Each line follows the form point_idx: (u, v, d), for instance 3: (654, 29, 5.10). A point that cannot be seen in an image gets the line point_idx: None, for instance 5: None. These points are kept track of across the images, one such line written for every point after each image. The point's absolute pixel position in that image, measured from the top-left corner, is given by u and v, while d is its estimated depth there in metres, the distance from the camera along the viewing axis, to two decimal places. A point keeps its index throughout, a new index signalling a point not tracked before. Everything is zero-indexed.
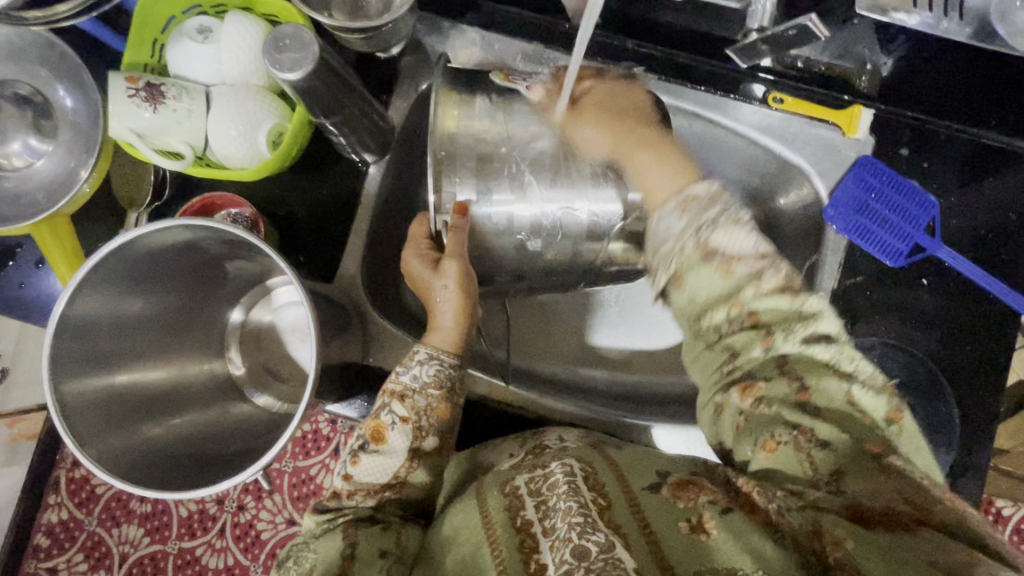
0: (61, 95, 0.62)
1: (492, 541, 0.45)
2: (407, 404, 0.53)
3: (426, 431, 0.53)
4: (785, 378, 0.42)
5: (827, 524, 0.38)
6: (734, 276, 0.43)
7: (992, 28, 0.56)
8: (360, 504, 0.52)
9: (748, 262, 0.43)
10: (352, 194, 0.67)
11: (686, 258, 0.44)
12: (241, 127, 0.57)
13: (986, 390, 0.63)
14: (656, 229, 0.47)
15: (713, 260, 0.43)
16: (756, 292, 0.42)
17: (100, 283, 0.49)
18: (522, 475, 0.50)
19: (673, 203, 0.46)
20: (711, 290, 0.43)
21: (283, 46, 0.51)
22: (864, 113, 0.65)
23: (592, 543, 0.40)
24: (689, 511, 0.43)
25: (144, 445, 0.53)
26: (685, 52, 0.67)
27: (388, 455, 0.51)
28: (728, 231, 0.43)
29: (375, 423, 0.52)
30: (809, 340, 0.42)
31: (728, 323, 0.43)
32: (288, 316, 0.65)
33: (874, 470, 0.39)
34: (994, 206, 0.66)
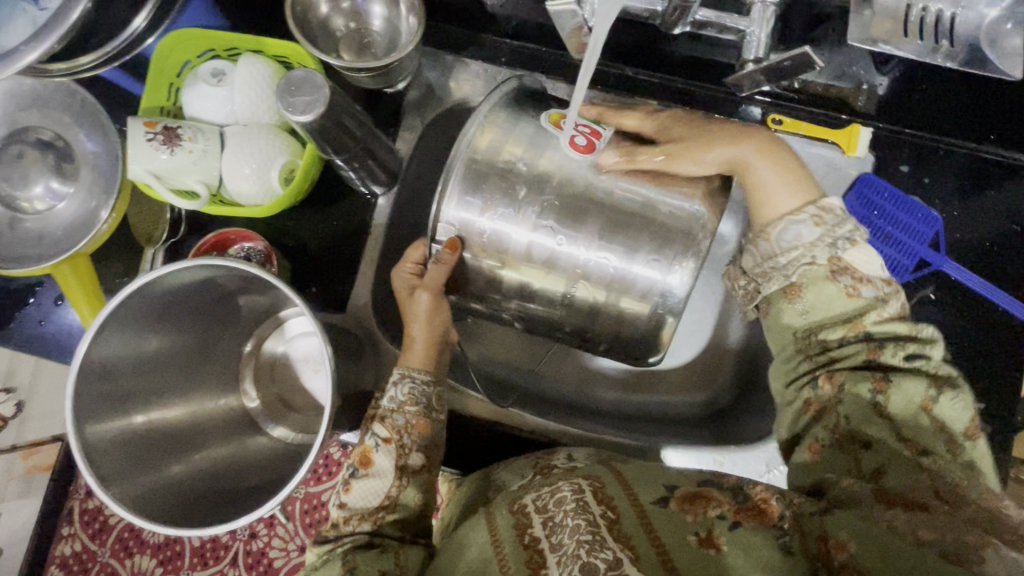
0: (81, 139, 0.64)
1: (501, 557, 0.46)
2: (387, 425, 0.55)
3: (410, 449, 0.55)
4: (869, 368, 0.47)
5: (832, 527, 0.40)
6: (860, 298, 0.49)
7: (982, 54, 0.57)
8: (356, 530, 0.52)
9: (874, 287, 0.49)
10: (361, 224, 0.68)
11: (811, 271, 0.50)
12: (254, 165, 0.59)
13: (1000, 402, 0.63)
14: (781, 236, 0.51)
15: (840, 280, 0.49)
16: (877, 318, 0.48)
17: (121, 324, 0.50)
18: (530, 493, 0.51)
19: (808, 215, 0.51)
20: (835, 305, 0.49)
21: (295, 90, 0.53)
22: (862, 132, 0.66)
23: (600, 561, 0.40)
24: (697, 525, 0.44)
25: (167, 484, 0.54)
26: (681, 78, 0.70)
27: (377, 475, 0.53)
28: (858, 250, 0.50)
29: (361, 448, 0.54)
30: (910, 357, 0.47)
31: (839, 342, 0.49)
32: (301, 347, 0.66)
33: (915, 469, 0.42)
34: (998, 219, 0.66)
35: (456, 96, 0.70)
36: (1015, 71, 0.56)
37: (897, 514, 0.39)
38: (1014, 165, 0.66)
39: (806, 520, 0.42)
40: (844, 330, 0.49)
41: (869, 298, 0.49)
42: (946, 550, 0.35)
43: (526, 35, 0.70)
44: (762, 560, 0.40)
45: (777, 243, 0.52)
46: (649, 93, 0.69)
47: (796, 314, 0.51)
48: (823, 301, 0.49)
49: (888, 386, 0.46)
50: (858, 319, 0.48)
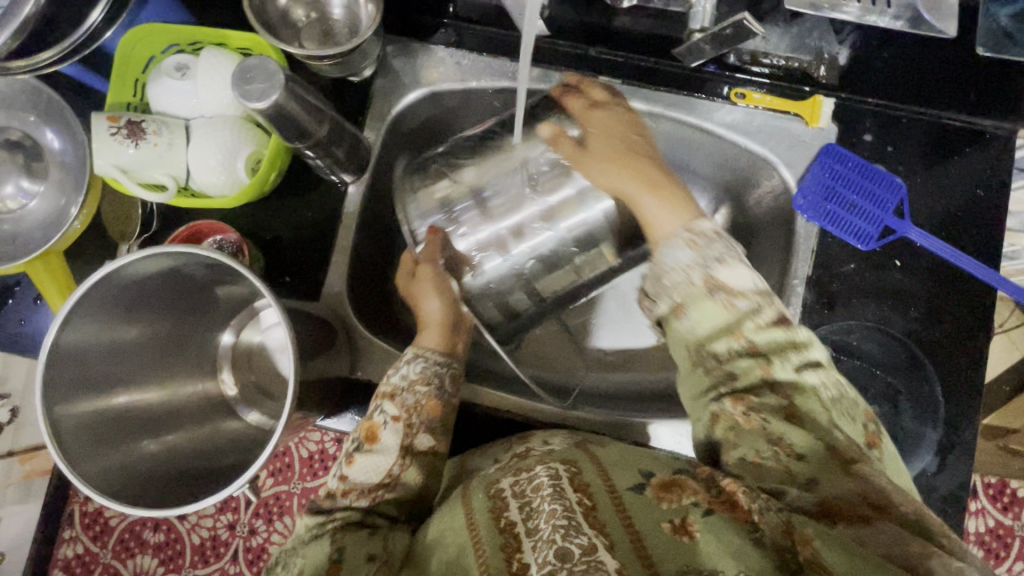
0: (50, 138, 0.65)
1: (475, 542, 0.46)
2: (397, 402, 0.57)
3: (417, 428, 0.56)
4: (775, 393, 0.48)
5: (800, 525, 0.41)
6: (736, 310, 0.51)
7: (919, 14, 0.62)
8: (354, 503, 0.53)
9: (747, 298, 0.51)
10: (332, 212, 0.69)
11: (689, 290, 0.52)
12: (220, 156, 0.60)
13: (966, 364, 0.64)
14: (662, 257, 0.54)
15: (717, 296, 0.52)
16: (754, 326, 0.50)
17: (91, 313, 0.51)
18: (507, 477, 0.51)
19: (683, 240, 0.54)
20: (704, 325, 0.52)
21: (252, 76, 0.53)
22: (824, 104, 0.67)
23: (575, 545, 0.42)
24: (672, 512, 0.44)
25: (138, 463, 0.55)
26: (644, 55, 0.70)
27: (382, 450, 0.55)
28: (729, 268, 0.52)
29: (368, 424, 0.56)
30: (800, 366, 0.49)
31: (728, 353, 0.50)
32: (276, 335, 0.67)
33: (841, 471, 0.43)
34: (963, 185, 0.67)
35: (423, 82, 0.70)
36: (950, 30, 0.62)
37: (841, 531, 0.40)
38: (978, 130, 0.67)
39: (769, 514, 0.43)
40: (729, 341, 0.51)
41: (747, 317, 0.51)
42: (894, 554, 0.37)
43: (490, 20, 0.71)
44: (730, 545, 0.42)
45: (660, 261, 0.55)
46: (614, 72, 0.70)
47: (686, 331, 0.53)
48: (708, 316, 0.51)
49: (795, 408, 0.47)
50: (737, 325, 0.50)
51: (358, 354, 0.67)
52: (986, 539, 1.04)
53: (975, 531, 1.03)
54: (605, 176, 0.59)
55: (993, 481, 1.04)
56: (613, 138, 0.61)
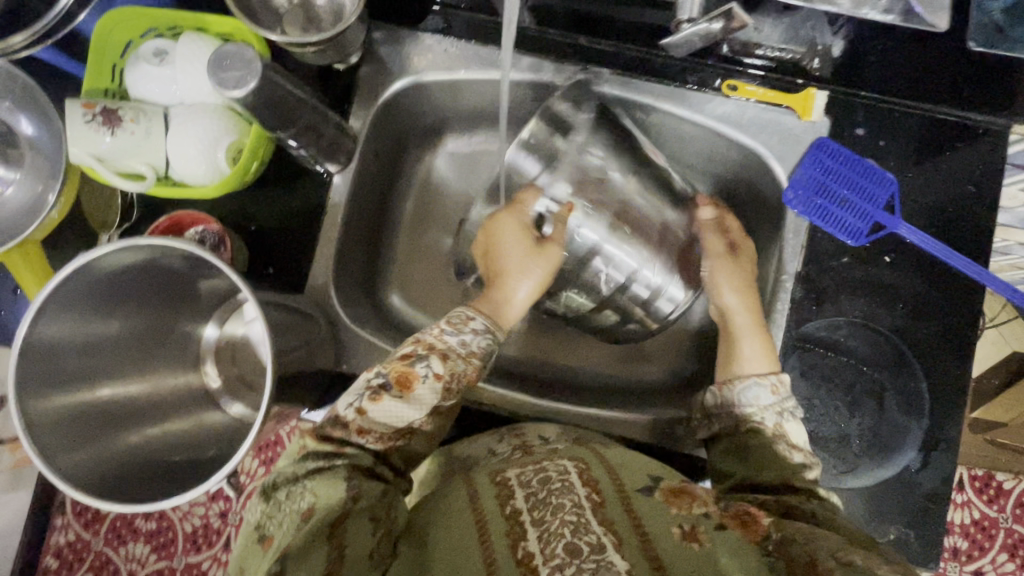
0: (23, 124, 0.64)
1: (481, 525, 0.45)
2: (447, 364, 0.54)
3: (453, 393, 0.54)
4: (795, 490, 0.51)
5: (821, 556, 0.40)
6: (793, 460, 0.54)
7: (913, 8, 0.60)
8: (368, 443, 0.52)
9: (805, 454, 0.55)
10: (318, 203, 0.68)
11: (760, 429, 0.56)
12: (200, 145, 0.59)
13: (953, 362, 0.64)
14: (743, 391, 0.58)
15: (781, 442, 0.55)
16: (802, 476, 0.52)
17: (65, 305, 0.50)
18: (512, 468, 0.51)
19: (769, 383, 0.58)
20: (772, 465, 0.54)
21: (227, 64, 0.52)
22: (817, 96, 0.66)
23: (584, 543, 0.41)
24: (681, 518, 0.44)
25: (117, 455, 0.55)
26: (637, 45, 0.69)
27: (412, 404, 0.52)
28: (797, 426, 0.56)
29: (407, 370, 0.52)
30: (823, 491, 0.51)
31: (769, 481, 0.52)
32: (258, 329, 0.65)
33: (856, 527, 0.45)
34: (954, 180, 0.66)
35: (410, 70, 0.69)
36: (943, 24, 0.60)
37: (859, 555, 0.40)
38: (972, 124, 0.66)
39: (792, 545, 0.42)
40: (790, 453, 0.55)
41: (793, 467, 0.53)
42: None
43: (479, 7, 0.70)
44: (746, 563, 0.41)
45: (738, 397, 0.58)
46: (605, 63, 0.69)
47: (737, 462, 0.55)
48: (765, 455, 0.55)
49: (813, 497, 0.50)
50: (790, 475, 0.52)
51: (343, 347, 0.66)
52: (971, 531, 1.04)
53: (961, 523, 1.04)
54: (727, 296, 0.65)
55: (980, 474, 1.05)
56: (740, 268, 0.67)
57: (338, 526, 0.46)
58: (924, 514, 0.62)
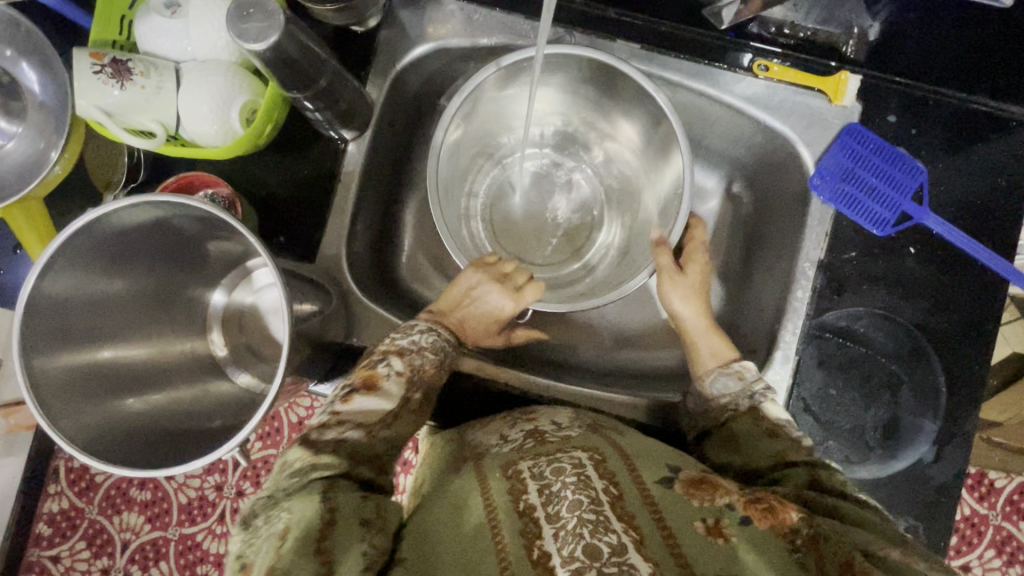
0: (27, 75, 0.61)
1: (493, 523, 0.44)
2: (404, 360, 0.55)
3: (416, 388, 0.54)
4: (801, 468, 0.50)
5: (859, 560, 0.40)
6: (781, 439, 0.53)
7: None
8: (346, 432, 0.49)
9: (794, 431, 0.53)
10: (331, 170, 0.66)
11: (746, 423, 0.55)
12: (212, 103, 0.56)
13: (972, 357, 0.63)
14: (711, 386, 0.59)
15: (768, 428, 0.54)
16: (797, 452, 0.51)
17: (71, 262, 0.48)
18: (525, 459, 0.50)
19: (730, 370, 0.59)
20: (759, 451, 0.53)
21: (249, 14, 0.49)
22: (850, 79, 0.64)
23: (604, 545, 0.40)
24: (705, 511, 0.44)
25: (122, 418, 0.53)
26: (668, 19, 0.66)
27: (383, 398, 0.52)
28: (774, 405, 0.56)
29: (369, 371, 0.53)
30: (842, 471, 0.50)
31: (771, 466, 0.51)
32: (269, 297, 0.64)
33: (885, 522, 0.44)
34: (985, 172, 0.65)
35: (431, 36, 0.66)
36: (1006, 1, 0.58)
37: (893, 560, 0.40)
38: (1004, 117, 0.64)
39: (824, 543, 0.41)
40: (775, 443, 0.53)
41: (788, 438, 0.53)
42: None
43: None
44: (773, 561, 0.41)
45: (708, 389, 0.59)
46: (633, 37, 0.66)
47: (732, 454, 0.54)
48: (746, 440, 0.54)
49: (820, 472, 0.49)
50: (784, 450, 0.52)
51: (353, 320, 0.64)
52: (962, 527, 1.05)
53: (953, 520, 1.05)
54: (677, 305, 0.66)
55: (973, 472, 1.05)
56: (691, 278, 0.67)
57: (325, 539, 0.41)
58: (934, 508, 0.61)
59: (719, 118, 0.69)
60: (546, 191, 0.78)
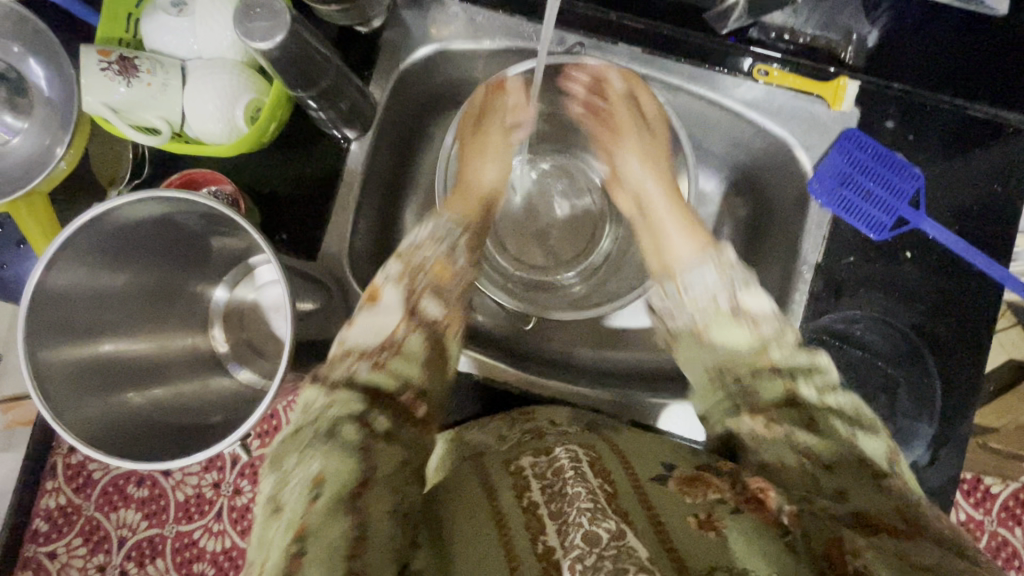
0: (34, 71, 0.62)
1: (499, 521, 0.44)
2: (404, 262, 0.58)
3: (423, 291, 0.57)
4: (796, 410, 0.49)
5: (848, 536, 0.39)
6: (760, 333, 0.54)
7: None
8: (355, 365, 0.51)
9: (769, 322, 0.54)
10: (334, 169, 0.66)
11: (716, 313, 0.56)
12: (218, 101, 0.57)
13: (967, 361, 0.64)
14: (689, 280, 0.58)
15: (743, 320, 0.55)
16: (778, 347, 0.53)
17: (76, 255, 0.49)
18: (526, 458, 0.51)
19: (712, 264, 0.58)
20: (741, 339, 0.54)
21: (255, 14, 0.50)
22: (848, 86, 0.64)
23: (603, 530, 0.39)
24: (697, 506, 0.44)
25: (124, 413, 0.54)
26: (669, 24, 0.67)
27: (384, 307, 0.55)
28: (753, 295, 0.56)
29: (371, 286, 0.56)
30: (823, 389, 0.51)
31: (756, 375, 0.52)
32: (271, 294, 0.65)
33: (874, 488, 0.43)
34: (981, 178, 0.65)
35: (435, 37, 0.67)
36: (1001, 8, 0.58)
37: (885, 539, 0.39)
38: (1000, 123, 0.65)
39: (806, 518, 0.41)
40: (755, 365, 0.52)
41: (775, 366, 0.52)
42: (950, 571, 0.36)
43: None
44: (764, 547, 0.40)
45: (682, 287, 0.59)
46: (635, 41, 0.67)
47: (716, 355, 0.54)
48: (729, 333, 0.54)
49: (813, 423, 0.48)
50: (763, 348, 0.53)
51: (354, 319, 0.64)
52: None
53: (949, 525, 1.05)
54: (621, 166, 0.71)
55: (968, 477, 1.06)
56: (657, 166, 0.69)
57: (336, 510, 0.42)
58: None
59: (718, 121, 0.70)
60: (547, 194, 0.78)
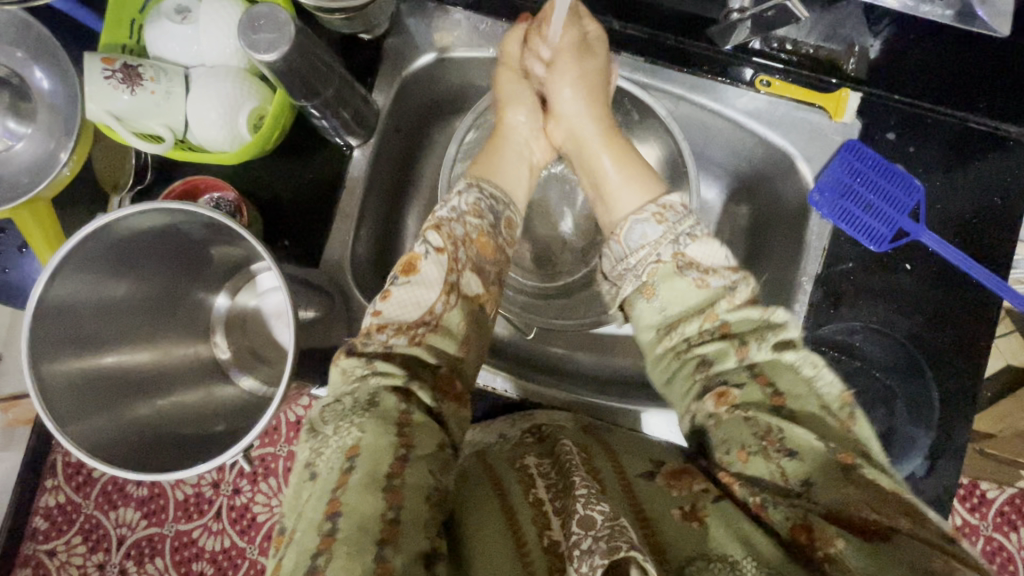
0: (38, 76, 0.62)
1: (507, 514, 0.46)
2: (443, 232, 0.54)
3: (462, 264, 0.54)
4: (756, 383, 0.47)
5: (820, 520, 0.40)
6: (708, 288, 0.52)
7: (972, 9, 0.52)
8: (391, 340, 0.50)
9: (719, 274, 0.52)
10: (336, 176, 0.66)
11: (660, 268, 0.54)
12: (221, 109, 0.57)
13: (965, 373, 0.64)
14: (631, 234, 0.57)
15: (688, 274, 0.52)
16: (728, 305, 0.51)
17: (79, 267, 0.49)
18: (531, 456, 0.53)
19: (651, 214, 0.57)
20: (689, 298, 0.52)
21: (259, 25, 0.50)
22: (850, 97, 0.65)
23: (597, 513, 0.40)
24: (682, 499, 0.45)
25: (130, 423, 0.54)
26: (673, 33, 0.67)
27: (423, 278, 0.52)
28: (702, 243, 0.53)
29: (409, 255, 0.53)
30: (778, 346, 0.48)
31: (700, 333, 0.51)
32: (272, 301, 0.65)
33: (842, 480, 0.42)
34: (981, 190, 0.66)
35: (438, 45, 0.67)
36: (1004, 30, 0.53)
37: (863, 538, 0.39)
38: (1000, 136, 0.66)
39: (773, 507, 0.42)
40: (699, 322, 0.51)
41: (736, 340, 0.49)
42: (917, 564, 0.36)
43: None
44: (746, 534, 0.42)
45: (625, 240, 0.57)
46: (639, 51, 0.68)
47: (655, 311, 0.54)
48: (675, 293, 0.53)
49: (768, 377, 0.47)
50: (710, 304, 0.51)
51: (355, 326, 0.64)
52: None
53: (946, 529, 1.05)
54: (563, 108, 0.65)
55: (965, 483, 1.06)
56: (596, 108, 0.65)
57: None
58: None
59: (720, 130, 0.70)
60: (549, 200, 0.78)
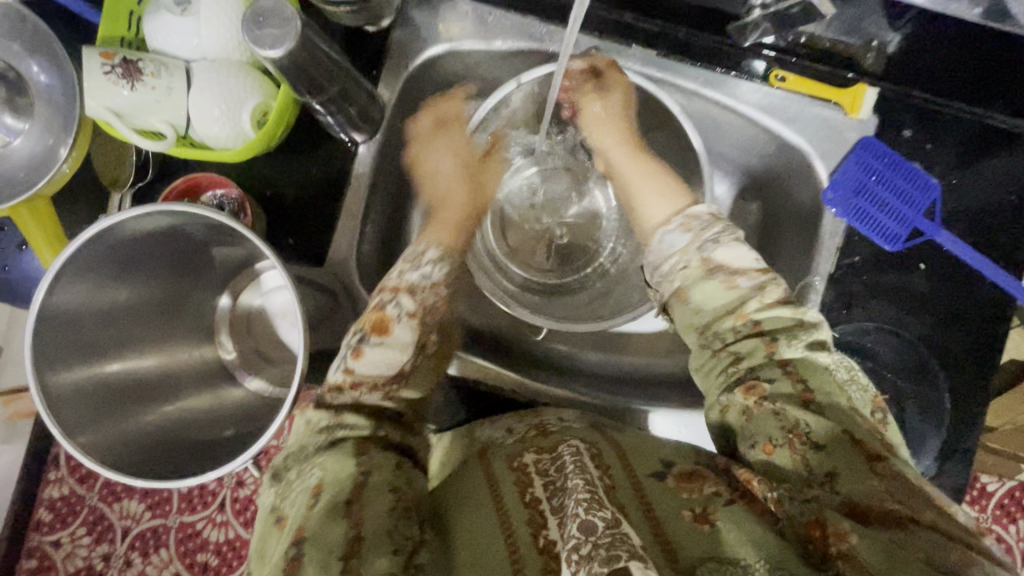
0: (34, 70, 0.60)
1: (504, 518, 0.44)
2: (415, 300, 0.55)
3: (429, 329, 0.56)
4: (789, 378, 0.48)
5: (831, 517, 0.41)
6: (739, 288, 0.52)
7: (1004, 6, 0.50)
8: (362, 395, 0.52)
9: (749, 276, 0.52)
10: (341, 173, 0.65)
11: (690, 273, 0.54)
12: (223, 106, 0.55)
13: (977, 373, 0.64)
14: (661, 242, 0.57)
15: (717, 275, 0.53)
16: (759, 304, 0.51)
17: (82, 274, 0.48)
18: (530, 453, 0.50)
19: (677, 223, 0.57)
20: (720, 301, 0.52)
21: (264, 20, 0.49)
22: (868, 92, 0.64)
23: (598, 518, 0.38)
24: (692, 501, 0.44)
25: (137, 430, 0.53)
26: (685, 25, 0.65)
27: (394, 341, 0.53)
28: (729, 247, 0.54)
29: (378, 316, 0.53)
30: (813, 345, 0.49)
31: (734, 331, 0.51)
32: (278, 300, 0.64)
33: (865, 472, 0.43)
34: (997, 189, 0.64)
35: (443, 37, 0.65)
36: None
37: (877, 530, 0.40)
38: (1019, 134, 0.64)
39: (789, 502, 0.43)
40: (731, 321, 0.51)
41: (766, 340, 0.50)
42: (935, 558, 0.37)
43: None
44: (753, 537, 0.41)
45: (657, 245, 0.57)
46: (650, 44, 0.66)
47: (693, 313, 0.53)
48: (712, 296, 0.52)
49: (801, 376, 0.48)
50: (741, 305, 0.51)
51: None
52: None
53: None
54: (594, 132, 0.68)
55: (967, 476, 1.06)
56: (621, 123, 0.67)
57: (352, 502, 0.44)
58: None
59: (733, 125, 0.69)
60: (556, 196, 0.77)
